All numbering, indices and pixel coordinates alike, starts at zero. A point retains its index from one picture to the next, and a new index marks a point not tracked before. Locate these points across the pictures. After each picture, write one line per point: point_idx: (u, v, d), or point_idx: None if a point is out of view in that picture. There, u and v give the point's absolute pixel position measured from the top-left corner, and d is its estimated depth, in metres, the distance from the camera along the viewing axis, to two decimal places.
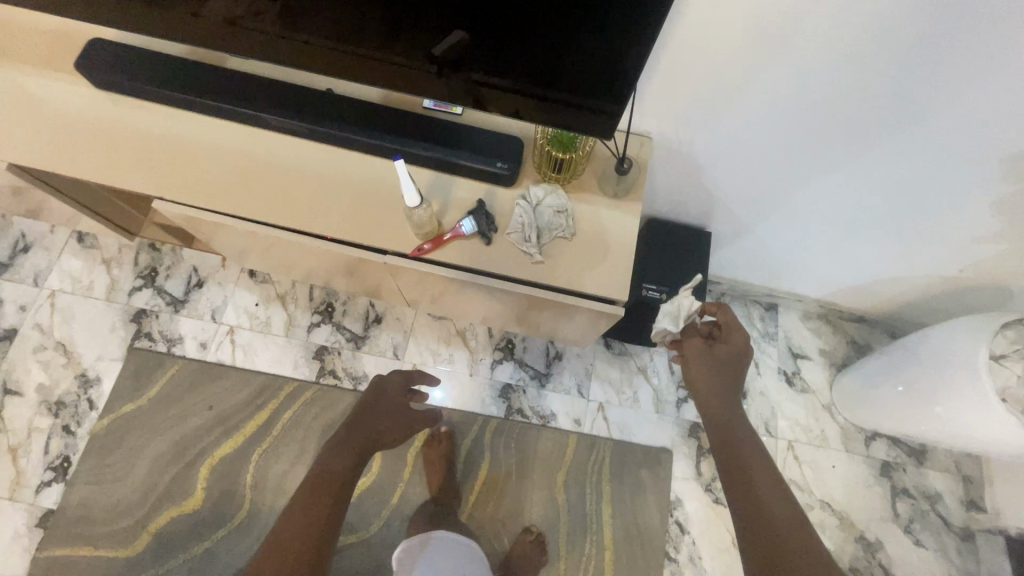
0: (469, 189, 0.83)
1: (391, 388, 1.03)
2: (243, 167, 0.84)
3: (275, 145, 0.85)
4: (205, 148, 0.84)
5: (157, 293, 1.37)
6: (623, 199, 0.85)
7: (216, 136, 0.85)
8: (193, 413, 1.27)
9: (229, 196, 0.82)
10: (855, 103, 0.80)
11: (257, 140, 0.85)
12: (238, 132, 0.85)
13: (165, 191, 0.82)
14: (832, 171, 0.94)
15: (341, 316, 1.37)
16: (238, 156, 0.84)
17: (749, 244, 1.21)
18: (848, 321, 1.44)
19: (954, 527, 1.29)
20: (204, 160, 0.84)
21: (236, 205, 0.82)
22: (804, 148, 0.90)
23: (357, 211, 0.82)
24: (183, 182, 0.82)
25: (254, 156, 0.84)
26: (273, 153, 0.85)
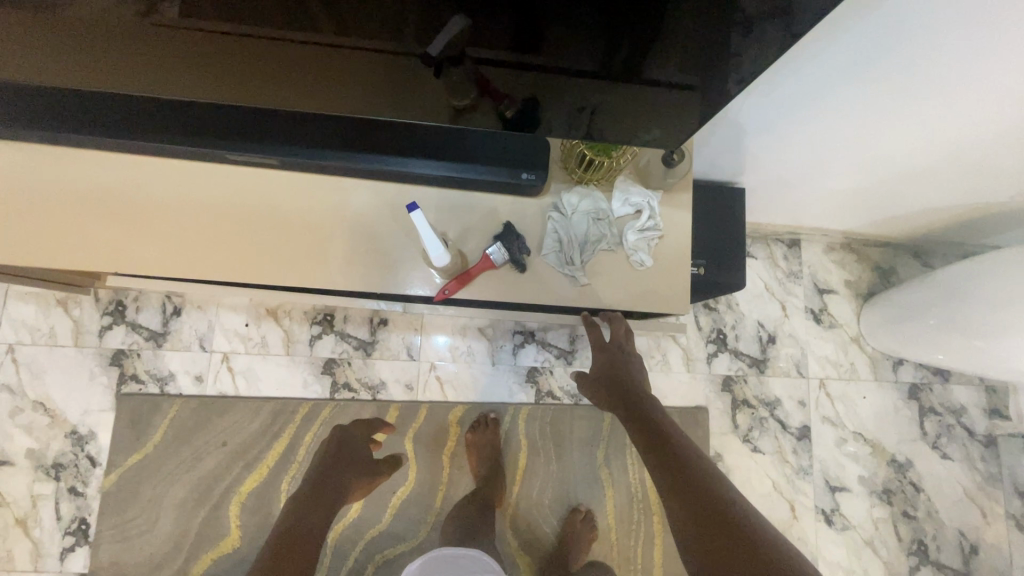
0: (489, 205, 0.69)
1: (353, 440, 1.07)
2: (209, 216, 0.67)
3: (240, 182, 0.68)
4: (152, 200, 0.67)
5: (132, 329, 1.22)
6: (672, 190, 0.71)
7: (161, 179, 0.67)
8: (208, 452, 1.18)
9: (201, 259, 0.67)
10: (942, 42, 0.66)
11: (215, 178, 0.67)
12: (188, 172, 0.67)
13: (120, 264, 0.66)
14: (889, 111, 0.82)
15: (344, 323, 1.26)
16: (197, 204, 0.67)
17: (778, 185, 1.10)
18: (872, 247, 1.38)
19: (978, 436, 1.33)
20: (155, 214, 0.67)
21: (215, 269, 0.67)
22: (864, 91, 0.77)
23: (363, 253, 0.69)
24: (139, 248, 0.66)
25: (217, 199, 0.67)
26: (241, 194, 0.68)
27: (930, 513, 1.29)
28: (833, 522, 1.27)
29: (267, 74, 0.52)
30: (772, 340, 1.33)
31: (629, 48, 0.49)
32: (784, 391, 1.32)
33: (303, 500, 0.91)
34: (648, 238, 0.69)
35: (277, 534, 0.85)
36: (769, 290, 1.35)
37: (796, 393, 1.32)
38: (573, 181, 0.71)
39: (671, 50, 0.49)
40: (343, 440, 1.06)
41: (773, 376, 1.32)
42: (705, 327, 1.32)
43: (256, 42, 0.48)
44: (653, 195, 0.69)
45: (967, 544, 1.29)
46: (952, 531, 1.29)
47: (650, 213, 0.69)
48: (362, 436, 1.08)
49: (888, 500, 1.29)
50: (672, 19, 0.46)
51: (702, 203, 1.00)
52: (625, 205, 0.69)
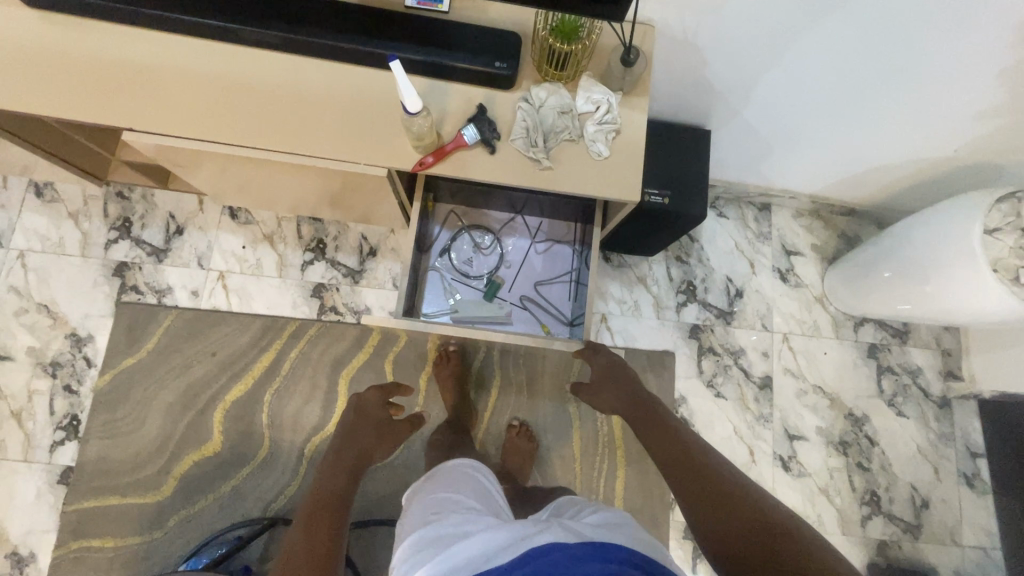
0: (467, 95, 0.78)
1: (369, 405, 1.07)
2: (220, 88, 0.76)
3: (248, 61, 0.77)
4: (168, 70, 0.76)
5: (135, 244, 1.30)
6: (630, 93, 0.79)
7: (183, 55, 0.76)
8: (198, 361, 1.25)
9: (205, 123, 0.75)
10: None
11: (225, 56, 0.77)
12: (203, 49, 0.77)
13: (138, 121, 0.74)
14: (839, 54, 0.90)
15: (335, 252, 1.33)
16: (207, 77, 0.76)
17: (746, 138, 1.19)
18: (838, 215, 1.46)
19: (933, 397, 1.39)
20: (174, 83, 0.76)
21: (216, 134, 0.75)
22: (813, 31, 0.86)
23: (349, 128, 0.77)
24: (156, 110, 0.75)
25: (229, 74, 0.77)
26: (247, 71, 0.77)
27: (883, 466, 1.35)
28: (790, 468, 1.33)
29: None
30: (739, 294, 1.40)
31: None
32: (748, 343, 1.38)
33: (326, 468, 0.92)
34: (606, 130, 0.77)
35: (307, 500, 0.86)
36: (738, 248, 1.43)
37: (760, 345, 1.38)
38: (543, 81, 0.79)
39: None
40: (360, 408, 1.06)
41: (739, 327, 1.39)
42: (676, 278, 1.39)
43: None
44: (613, 93, 0.78)
45: (918, 497, 1.34)
46: (904, 484, 1.34)
47: (609, 109, 0.77)
48: (378, 403, 1.07)
49: (844, 451, 1.35)
50: None
51: (672, 144, 1.09)
52: (587, 102, 0.77)
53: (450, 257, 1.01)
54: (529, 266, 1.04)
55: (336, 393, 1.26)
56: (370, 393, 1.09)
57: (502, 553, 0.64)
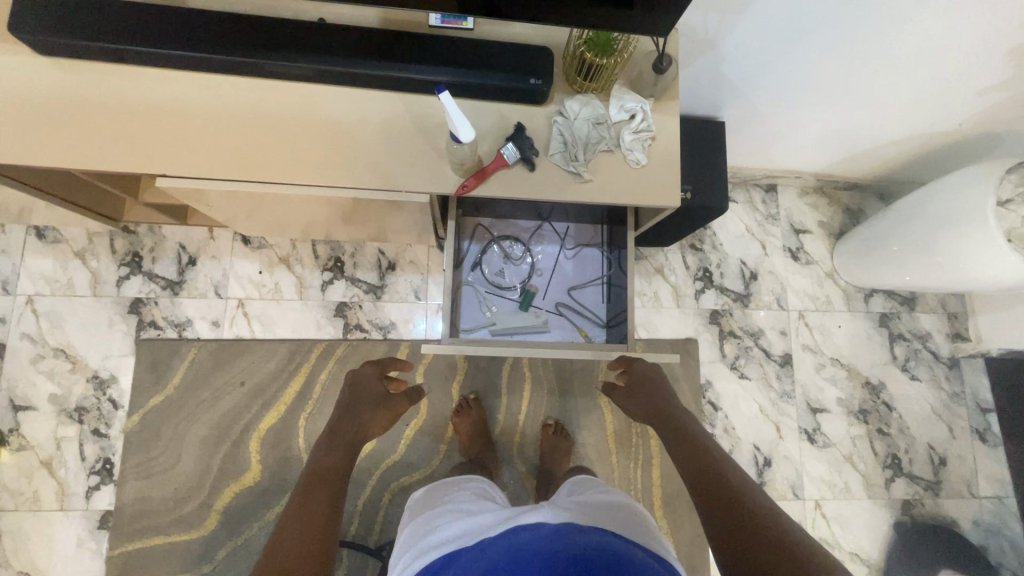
0: (501, 113, 0.78)
1: (366, 379, 1.01)
2: (250, 124, 0.75)
3: (275, 93, 0.76)
4: (195, 110, 0.74)
5: (148, 279, 1.27)
6: (660, 99, 0.80)
7: (207, 93, 0.74)
8: (227, 392, 1.24)
9: (239, 162, 0.74)
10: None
11: (251, 90, 0.75)
12: (228, 85, 0.75)
13: (171, 166, 0.72)
14: (855, 40, 0.92)
15: (353, 269, 1.32)
16: (235, 114, 0.75)
17: (755, 125, 1.20)
18: (842, 190, 1.49)
19: (943, 359, 1.44)
20: (202, 123, 0.74)
21: (253, 172, 0.74)
22: (830, 20, 0.87)
23: (386, 154, 0.76)
24: (186, 152, 0.73)
25: (257, 108, 0.75)
26: (276, 104, 0.75)
27: (902, 430, 1.40)
28: (815, 440, 1.38)
29: None
30: (754, 276, 1.43)
31: None
32: (766, 323, 1.42)
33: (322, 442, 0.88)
34: (642, 138, 0.78)
35: (304, 476, 0.82)
36: (749, 231, 1.46)
37: (778, 324, 1.42)
38: (573, 92, 0.79)
39: None
40: (356, 381, 1.00)
41: (756, 309, 1.42)
42: (692, 266, 1.42)
43: None
44: (645, 100, 0.78)
45: (935, 456, 1.40)
46: (922, 445, 1.40)
47: (643, 116, 0.78)
48: (376, 377, 1.01)
49: (864, 419, 1.40)
50: None
51: (689, 137, 1.10)
52: (621, 111, 0.78)
53: (482, 270, 1.02)
54: (560, 271, 1.05)
55: None
56: (371, 365, 1.03)
57: (486, 532, 0.67)
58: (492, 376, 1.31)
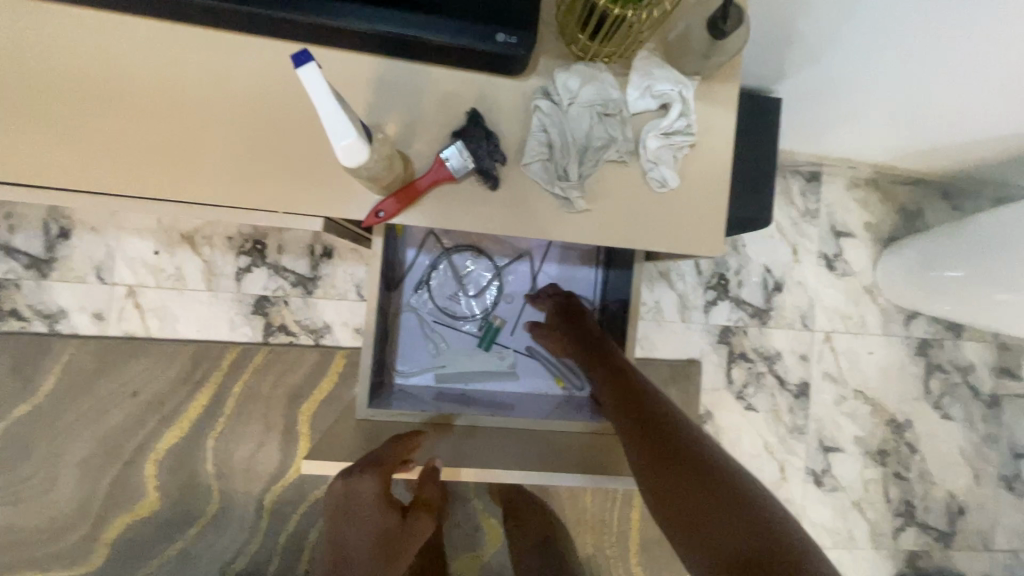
0: (450, 88, 0.47)
1: (363, 496, 0.58)
2: (43, 86, 0.48)
3: (72, 38, 0.49)
4: None
5: (5, 254, 0.97)
6: (712, 80, 0.50)
7: None
8: (115, 403, 0.99)
9: (28, 146, 0.48)
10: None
11: (33, 31, 0.48)
12: (7, 23, 0.48)
13: None
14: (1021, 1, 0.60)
15: (278, 254, 1.03)
16: (9, 70, 0.48)
17: (819, 103, 0.89)
18: (900, 185, 1.20)
19: (983, 396, 1.24)
20: None
21: (38, 166, 0.49)
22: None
23: (249, 154, 0.51)
24: None
25: (57, 60, 0.48)
26: (87, 55, 0.49)
27: (922, 474, 1.22)
28: (822, 483, 1.19)
29: None
30: (778, 288, 1.17)
31: None
32: (786, 345, 1.18)
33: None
34: (675, 145, 0.48)
35: None
36: (781, 230, 1.17)
37: (799, 347, 1.18)
38: (573, 58, 0.49)
39: None
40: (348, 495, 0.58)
41: (776, 328, 1.18)
42: (705, 272, 1.15)
43: None
44: (687, 82, 0.48)
45: (954, 505, 1.23)
46: (942, 492, 1.22)
47: (681, 109, 0.48)
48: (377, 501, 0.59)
49: (882, 461, 1.21)
50: None
51: (745, 108, 0.75)
52: (645, 97, 0.48)
53: (431, 293, 0.75)
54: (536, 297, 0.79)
55: (297, 432, 1.03)
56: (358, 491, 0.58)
57: None
58: None
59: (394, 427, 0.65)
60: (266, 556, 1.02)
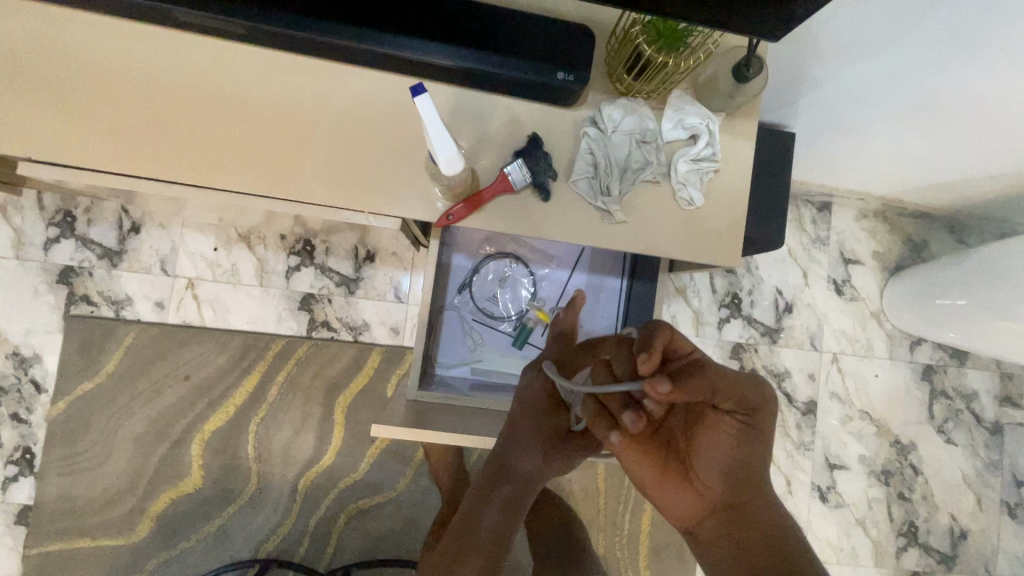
0: (512, 115, 0.56)
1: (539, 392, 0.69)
2: (170, 98, 0.56)
3: (195, 56, 0.56)
4: (94, 71, 0.55)
5: (82, 244, 1.08)
6: (736, 118, 0.58)
7: (114, 47, 0.55)
8: (169, 385, 1.08)
9: (151, 149, 0.56)
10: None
11: (163, 51, 0.56)
12: (143, 43, 0.56)
13: (60, 146, 0.54)
14: (1015, 54, 0.68)
15: (325, 256, 1.12)
16: (141, 81, 0.56)
17: (828, 139, 0.98)
18: (907, 217, 1.27)
19: (985, 423, 1.28)
20: (107, 90, 0.55)
21: (163, 167, 0.56)
22: (995, 21, 0.63)
23: (337, 162, 0.57)
24: (81, 127, 0.55)
25: (182, 75, 0.56)
26: (205, 72, 0.56)
27: (925, 497, 1.26)
28: (828, 499, 1.23)
29: None
30: (789, 309, 1.24)
31: None
32: (795, 364, 1.24)
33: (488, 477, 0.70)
34: (702, 170, 0.56)
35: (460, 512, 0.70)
36: (792, 255, 1.25)
37: (808, 367, 1.24)
38: (617, 94, 0.57)
39: None
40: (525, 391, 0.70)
41: (786, 347, 1.24)
42: (720, 290, 1.22)
43: None
44: (714, 116, 0.56)
45: (957, 529, 1.26)
46: (945, 516, 1.26)
47: (708, 140, 0.56)
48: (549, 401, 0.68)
49: (886, 481, 1.25)
50: None
51: (763, 140, 0.83)
52: (678, 127, 0.56)
53: (472, 294, 0.84)
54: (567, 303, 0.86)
55: (333, 422, 1.10)
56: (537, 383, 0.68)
57: None
58: None
59: (436, 408, 0.74)
60: (297, 537, 1.09)
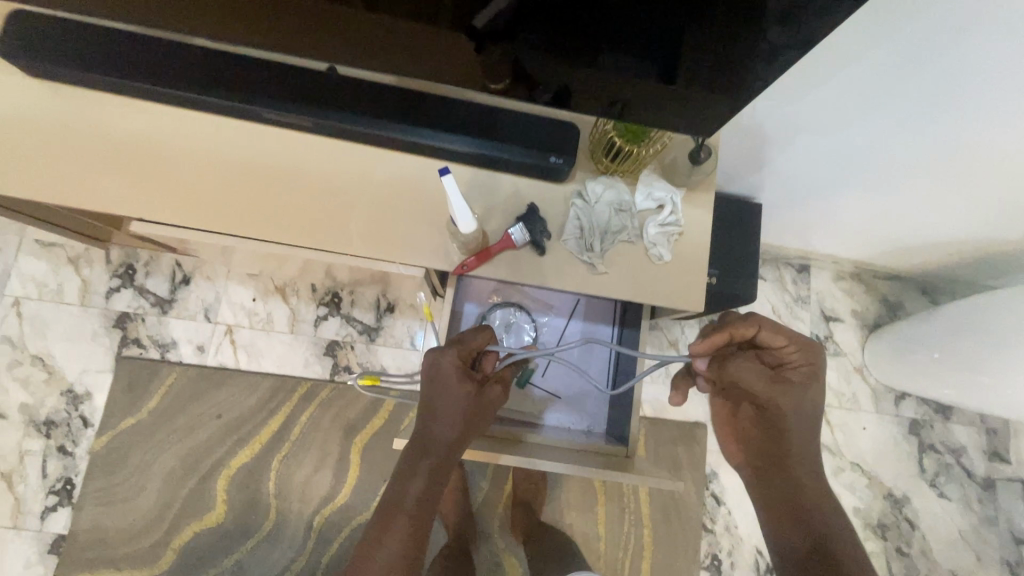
0: (515, 188, 0.71)
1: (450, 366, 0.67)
2: (242, 172, 0.70)
3: (265, 141, 0.71)
4: (186, 152, 0.70)
5: (139, 293, 1.22)
6: (696, 191, 0.72)
7: (203, 134, 0.71)
8: (202, 423, 1.18)
9: (224, 210, 0.69)
10: (984, 55, 0.65)
11: (241, 137, 0.71)
12: (225, 131, 0.71)
13: (155, 209, 0.68)
14: (919, 132, 0.82)
15: (350, 307, 1.26)
16: (222, 160, 0.70)
17: (794, 207, 1.12)
18: (881, 279, 1.38)
19: (977, 478, 1.32)
20: (195, 166, 0.70)
21: (233, 225, 0.69)
22: (893, 108, 0.78)
23: (373, 222, 0.71)
24: (172, 194, 0.69)
25: (253, 155, 0.71)
26: (272, 153, 0.71)
27: (924, 551, 1.28)
28: None
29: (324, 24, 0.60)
30: None
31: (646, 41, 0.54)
32: None
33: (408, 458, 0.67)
34: (669, 232, 0.70)
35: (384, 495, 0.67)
36: (776, 312, 1.35)
37: None
38: (599, 172, 0.72)
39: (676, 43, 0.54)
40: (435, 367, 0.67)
41: None
42: None
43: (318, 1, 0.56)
44: (678, 189, 0.70)
45: None
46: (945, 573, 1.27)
47: (673, 209, 0.70)
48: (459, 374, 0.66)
49: (882, 534, 1.28)
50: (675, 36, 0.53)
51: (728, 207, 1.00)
52: (648, 199, 0.70)
53: None
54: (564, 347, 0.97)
55: (349, 460, 1.19)
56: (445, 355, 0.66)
57: None
58: None
59: None
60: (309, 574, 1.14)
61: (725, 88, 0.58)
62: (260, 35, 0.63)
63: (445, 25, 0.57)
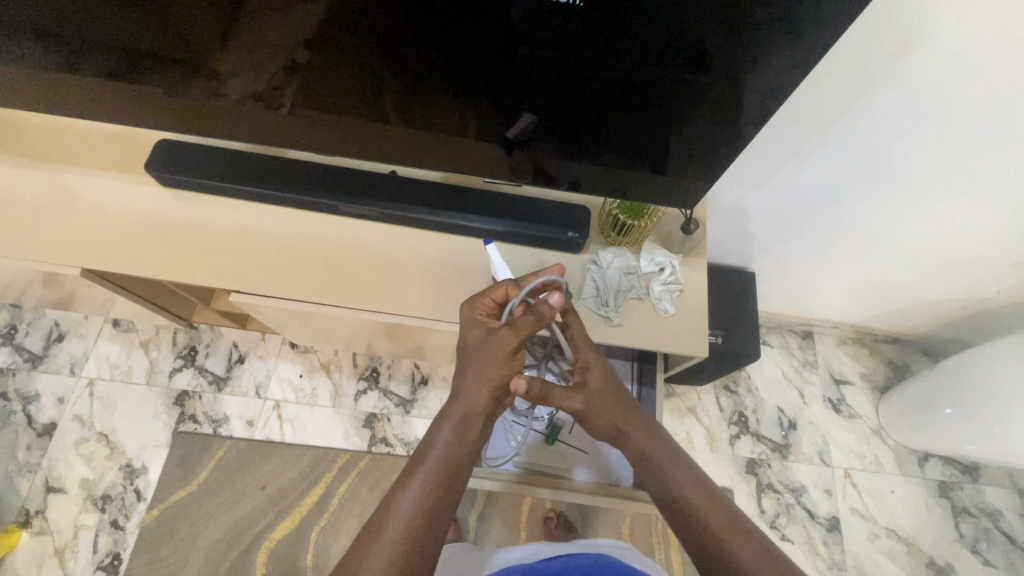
0: (539, 258, 0.86)
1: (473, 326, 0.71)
2: (316, 252, 0.87)
3: (335, 228, 0.89)
4: (274, 238, 0.87)
5: (198, 372, 1.35)
6: (691, 256, 0.87)
7: (287, 224, 0.88)
8: (247, 495, 1.24)
9: (303, 282, 0.85)
10: (876, 133, 0.84)
11: (317, 225, 0.89)
12: (304, 221, 0.89)
13: (249, 283, 0.84)
14: (866, 198, 0.98)
15: (388, 381, 1.37)
16: (300, 242, 0.87)
17: (789, 276, 1.26)
18: (883, 343, 1.46)
19: (1020, 543, 1.28)
20: (279, 248, 0.87)
21: (309, 293, 0.85)
22: (832, 179, 0.95)
23: (423, 288, 0.86)
24: (262, 271, 0.85)
25: (326, 239, 0.88)
26: (342, 236, 0.88)
27: None
28: None
29: (392, 141, 0.80)
30: (792, 426, 1.38)
31: (635, 142, 0.73)
32: (809, 479, 1.33)
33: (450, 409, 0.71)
34: (671, 289, 0.83)
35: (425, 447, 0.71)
36: (787, 376, 1.43)
37: (822, 482, 1.33)
38: (609, 244, 0.88)
39: (659, 144, 0.72)
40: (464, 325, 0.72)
41: (796, 462, 1.34)
42: (726, 409, 1.38)
43: (391, 125, 0.77)
44: (675, 255, 0.85)
45: None
46: None
47: (671, 271, 0.84)
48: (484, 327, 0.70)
49: None
50: (657, 138, 0.71)
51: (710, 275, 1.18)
52: (651, 264, 0.84)
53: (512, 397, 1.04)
54: None
55: None
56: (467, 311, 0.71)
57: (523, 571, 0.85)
58: (509, 509, 1.26)
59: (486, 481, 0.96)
60: None
61: (698, 174, 0.75)
62: (341, 151, 0.83)
63: (482, 140, 0.76)
